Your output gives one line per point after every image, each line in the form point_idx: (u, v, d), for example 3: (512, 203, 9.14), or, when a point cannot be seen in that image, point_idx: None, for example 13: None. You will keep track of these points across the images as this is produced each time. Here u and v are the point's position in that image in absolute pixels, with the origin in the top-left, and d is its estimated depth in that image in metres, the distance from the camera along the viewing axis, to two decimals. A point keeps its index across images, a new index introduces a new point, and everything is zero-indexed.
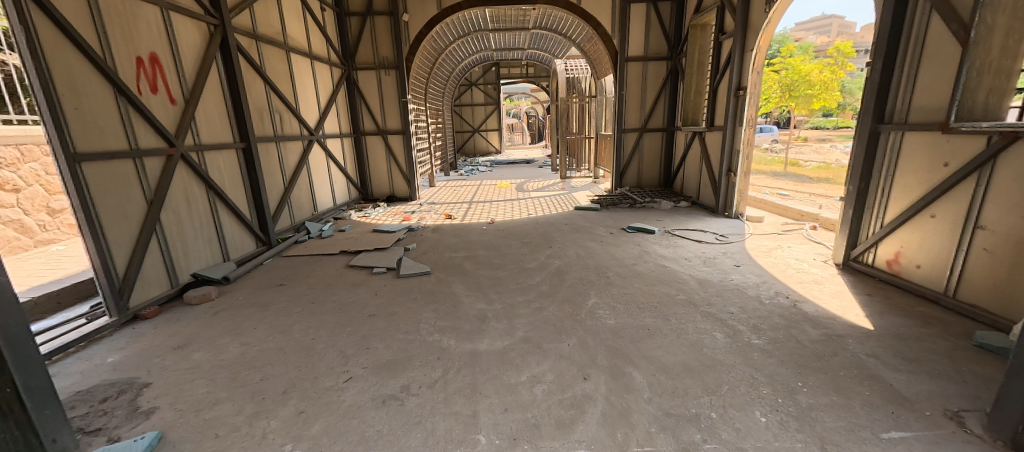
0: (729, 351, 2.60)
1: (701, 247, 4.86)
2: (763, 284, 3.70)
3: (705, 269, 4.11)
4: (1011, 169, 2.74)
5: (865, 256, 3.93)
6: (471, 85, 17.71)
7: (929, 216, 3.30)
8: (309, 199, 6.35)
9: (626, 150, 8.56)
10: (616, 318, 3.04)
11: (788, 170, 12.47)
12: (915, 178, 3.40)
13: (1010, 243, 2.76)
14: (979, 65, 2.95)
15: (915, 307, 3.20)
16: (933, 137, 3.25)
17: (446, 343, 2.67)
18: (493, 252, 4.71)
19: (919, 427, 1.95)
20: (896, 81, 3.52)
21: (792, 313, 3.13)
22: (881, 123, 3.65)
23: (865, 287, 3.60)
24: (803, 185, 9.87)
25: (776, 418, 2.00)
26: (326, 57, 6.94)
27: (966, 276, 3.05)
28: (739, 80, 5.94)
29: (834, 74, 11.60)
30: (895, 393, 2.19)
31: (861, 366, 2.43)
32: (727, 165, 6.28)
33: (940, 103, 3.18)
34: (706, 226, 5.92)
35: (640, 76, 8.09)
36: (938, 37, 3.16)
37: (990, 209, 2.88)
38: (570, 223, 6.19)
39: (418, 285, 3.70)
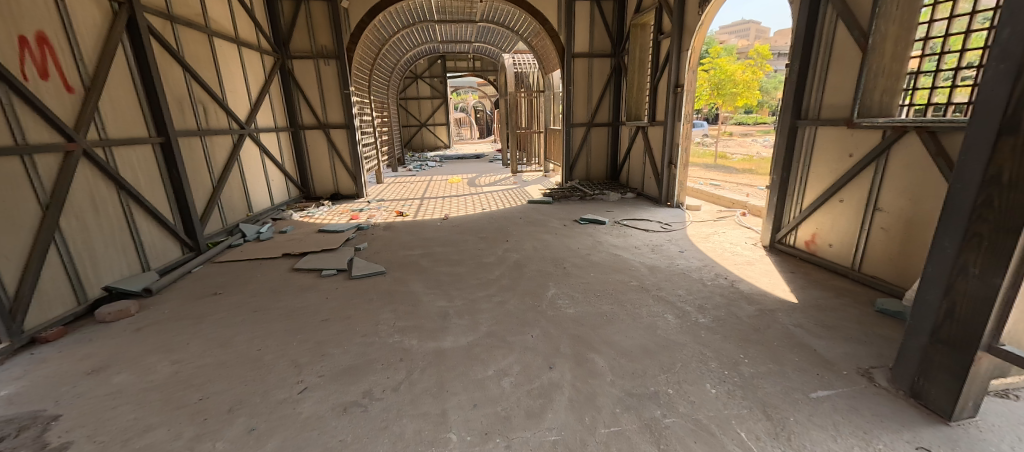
0: (680, 332, 2.78)
1: (648, 236, 5.13)
2: (705, 268, 3.99)
3: (652, 256, 4.35)
4: (901, 158, 3.18)
5: (788, 238, 4.38)
6: (416, 78, 17.26)
7: (838, 201, 3.75)
8: (242, 198, 5.82)
9: (574, 144, 8.79)
10: (575, 307, 3.13)
11: (718, 162, 13.57)
12: (826, 168, 3.85)
13: (902, 223, 3.21)
14: (876, 68, 3.38)
15: (830, 281, 3.63)
16: (840, 131, 3.69)
17: (408, 343, 2.59)
18: (449, 248, 4.64)
19: (841, 385, 2.22)
20: (810, 80, 3.93)
21: (730, 292, 3.42)
22: (799, 118, 4.08)
23: (789, 266, 4.02)
24: (731, 176, 10.78)
25: (724, 388, 2.18)
26: (255, 43, 6.36)
27: (869, 252, 3.50)
28: (676, 78, 6.32)
29: (755, 74, 12.75)
30: (819, 358, 2.47)
31: (791, 336, 2.72)
32: (668, 157, 6.68)
33: (845, 101, 3.61)
34: (651, 215, 6.26)
35: (586, 72, 8.33)
36: (844, 43, 3.57)
37: (886, 193, 3.33)
38: (525, 217, 6.25)
39: (373, 286, 3.55)
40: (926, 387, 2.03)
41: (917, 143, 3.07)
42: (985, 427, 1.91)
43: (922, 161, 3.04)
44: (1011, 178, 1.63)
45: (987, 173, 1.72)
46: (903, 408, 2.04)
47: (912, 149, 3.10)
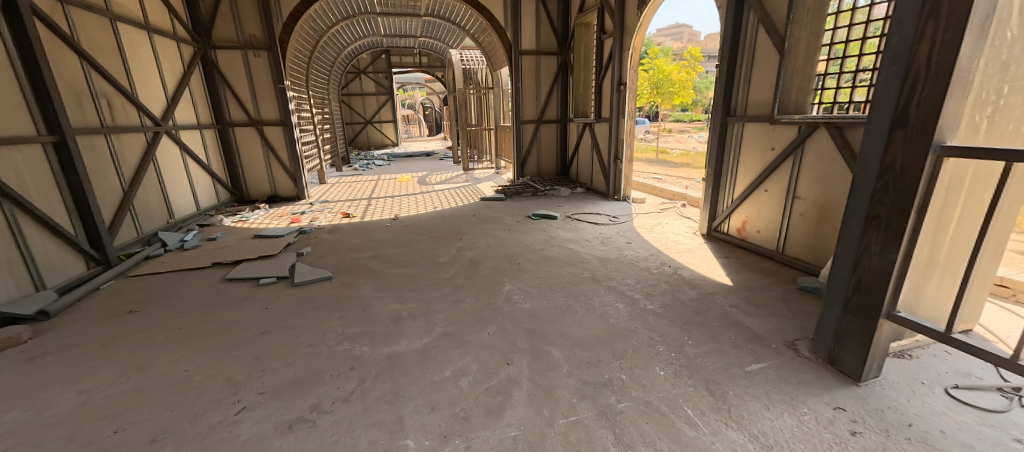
0: (631, 319, 2.90)
1: (598, 229, 5.30)
2: (651, 257, 4.20)
3: (603, 248, 4.51)
4: (815, 150, 3.54)
5: (722, 226, 4.72)
6: (359, 73, 16.50)
7: (764, 191, 4.11)
8: (161, 204, 5.23)
9: (525, 141, 8.86)
10: (531, 302, 3.16)
11: (659, 157, 14.35)
12: (753, 160, 4.19)
13: (816, 209, 3.58)
14: (791, 70, 3.73)
15: (759, 264, 3.97)
16: (763, 127, 4.03)
17: (359, 350, 2.48)
18: (400, 248, 4.49)
19: (772, 358, 2.43)
20: (737, 80, 4.26)
21: (675, 279, 3.63)
22: (729, 115, 4.40)
23: (724, 252, 4.34)
24: (672, 170, 11.44)
25: (672, 369, 2.31)
26: (170, 31, 5.73)
27: (790, 236, 3.87)
28: (619, 76, 6.57)
29: (689, 74, 13.61)
30: (753, 334, 2.69)
31: (728, 316, 2.93)
32: (614, 153, 6.94)
33: (767, 99, 3.95)
34: (601, 209, 6.48)
35: (533, 69, 8.41)
36: (764, 46, 3.90)
37: (802, 182, 3.69)
38: (478, 214, 6.21)
39: (319, 292, 3.35)
40: (840, 353, 2.28)
41: (826, 137, 3.43)
42: (887, 384, 2.19)
43: (830, 154, 3.41)
44: (902, 166, 1.87)
45: (883, 162, 1.96)
46: (823, 374, 2.28)
47: (823, 143, 3.46)
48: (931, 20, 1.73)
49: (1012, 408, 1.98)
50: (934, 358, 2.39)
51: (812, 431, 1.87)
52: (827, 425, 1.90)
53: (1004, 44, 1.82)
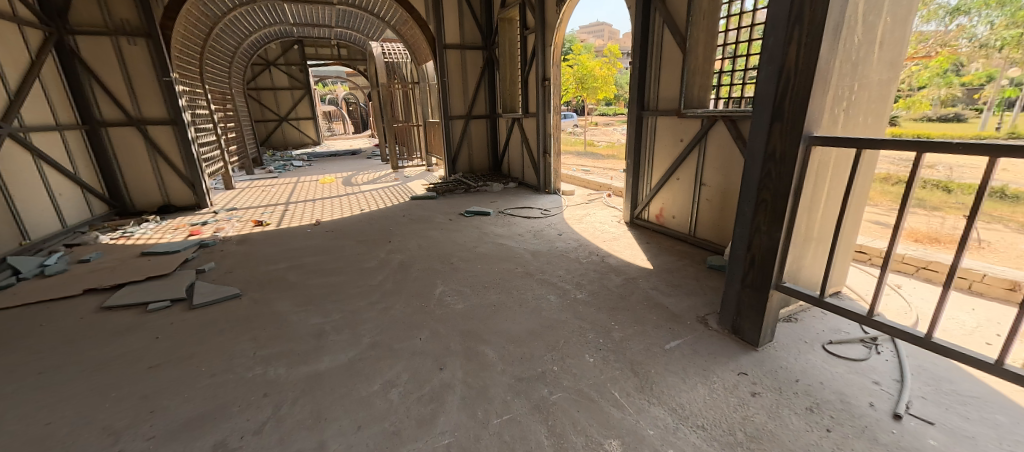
0: (562, 310, 2.98)
1: (530, 223, 5.39)
2: (580, 247, 4.36)
3: (535, 241, 4.60)
4: (716, 141, 3.91)
5: (643, 214, 5.05)
6: (268, 65, 15.03)
7: (676, 179, 4.46)
8: (8, 223, 4.30)
9: (455, 137, 8.71)
10: (464, 302, 3.12)
11: (588, 149, 14.99)
12: (666, 151, 4.53)
13: (719, 194, 3.97)
14: (693, 67, 4.06)
15: (675, 247, 4.31)
16: (673, 120, 4.36)
17: (274, 373, 2.25)
18: (323, 256, 4.17)
19: (687, 334, 2.65)
20: (649, 76, 4.55)
21: (602, 267, 3.81)
22: (643, 109, 4.69)
23: (646, 238, 4.66)
24: (599, 162, 12.01)
25: (600, 355, 2.42)
26: (8, 12, 4.70)
27: (700, 220, 4.25)
28: (543, 72, 6.69)
29: (610, 70, 14.33)
30: (670, 313, 2.91)
31: (650, 298, 3.15)
32: (543, 147, 7.08)
33: (675, 95, 4.27)
34: (533, 203, 6.60)
35: (459, 64, 8.28)
36: (669, 45, 4.20)
37: (707, 170, 4.07)
38: (408, 214, 5.99)
39: (226, 312, 3.00)
40: (741, 324, 2.55)
41: (724, 129, 3.80)
42: (779, 346, 2.50)
43: (728, 144, 3.78)
44: (781, 154, 2.12)
45: (766, 151, 2.20)
46: (728, 343, 2.54)
47: (722, 135, 3.83)
48: (797, 25, 1.96)
49: (871, 356, 2.38)
50: (814, 319, 2.78)
51: (721, 397, 2.07)
52: (732, 390, 2.12)
53: (854, 47, 2.13)
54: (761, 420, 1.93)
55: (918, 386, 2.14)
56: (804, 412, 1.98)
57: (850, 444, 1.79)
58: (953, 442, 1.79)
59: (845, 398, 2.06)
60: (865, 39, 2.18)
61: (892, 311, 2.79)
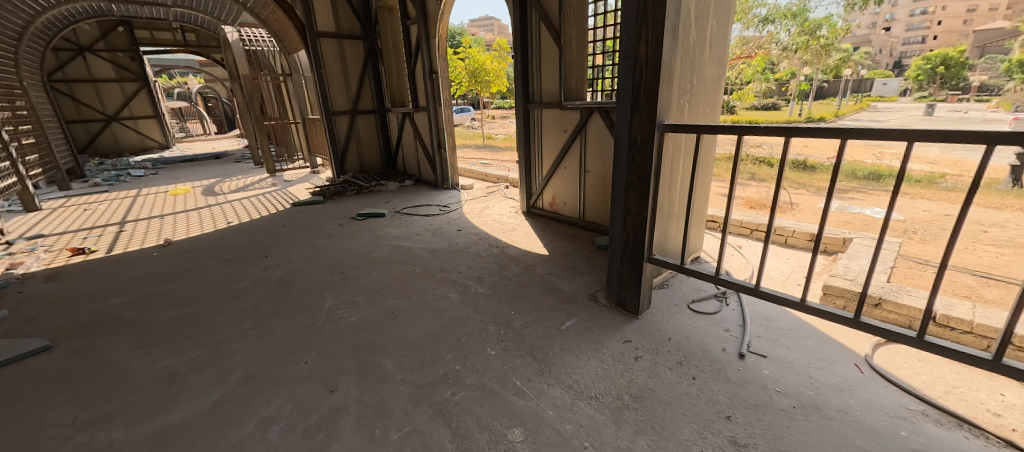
0: (464, 307, 2.95)
1: (429, 221, 5.23)
2: (480, 241, 4.37)
3: (434, 239, 4.48)
4: (594, 131, 4.23)
5: (538, 202, 5.26)
6: (81, 50, 12.01)
7: (564, 168, 4.74)
8: None
9: (340, 135, 8.00)
10: (358, 313, 2.89)
11: (486, 142, 15.15)
12: (553, 142, 4.77)
13: (601, 180, 4.32)
14: (570, 62, 4.31)
15: (568, 232, 4.58)
16: (556, 112, 4.60)
17: (106, 438, 1.81)
18: (176, 283, 3.49)
19: (579, 313, 2.84)
20: (531, 70, 4.71)
21: (501, 258, 3.88)
22: (529, 102, 4.85)
23: (542, 225, 4.87)
24: (497, 155, 12.22)
25: (502, 347, 2.45)
26: None
27: (587, 205, 4.59)
28: (430, 65, 6.48)
29: (501, 64, 14.60)
30: (565, 295, 3.09)
31: (546, 283, 3.30)
32: (437, 142, 6.91)
33: (556, 88, 4.49)
34: (431, 199, 6.43)
35: (337, 55, 7.58)
36: (547, 40, 4.40)
37: (589, 158, 4.39)
38: (290, 223, 5.34)
39: (29, 373, 2.31)
40: (623, 296, 2.82)
41: (600, 119, 4.13)
42: (655, 311, 2.83)
43: (604, 134, 4.12)
44: (642, 140, 2.36)
45: (630, 138, 2.43)
46: (614, 315, 2.79)
47: (598, 125, 4.15)
48: (644, 25, 2.19)
49: (723, 308, 2.84)
50: (681, 283, 3.22)
51: (610, 366, 2.27)
52: (619, 357, 2.35)
53: (689, 46, 2.46)
54: (643, 380, 2.17)
55: (755, 327, 2.61)
56: (676, 366, 2.27)
57: (710, 387, 2.12)
58: (779, 369, 2.24)
59: (705, 348, 2.42)
60: (697, 39, 2.52)
61: (736, 268, 3.37)
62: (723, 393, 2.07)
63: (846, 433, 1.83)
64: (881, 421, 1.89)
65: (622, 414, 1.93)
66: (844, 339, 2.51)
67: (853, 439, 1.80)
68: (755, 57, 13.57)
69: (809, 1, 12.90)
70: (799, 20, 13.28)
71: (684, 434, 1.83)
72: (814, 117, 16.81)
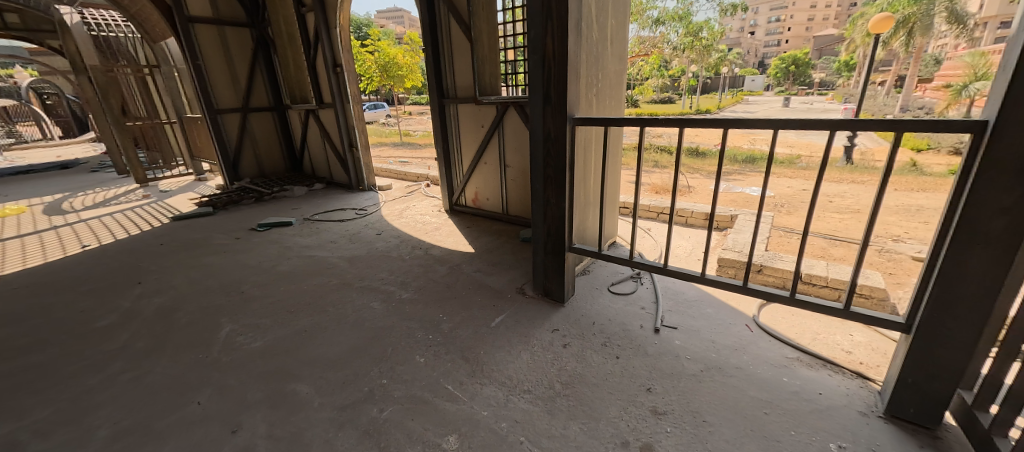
0: (387, 315, 2.78)
1: (343, 226, 4.84)
2: (402, 244, 4.16)
3: (351, 246, 4.16)
4: (510, 126, 4.26)
5: (461, 200, 5.18)
6: None
7: (484, 164, 4.71)
8: None
9: (230, 136, 7.04)
10: (264, 336, 2.57)
11: (403, 140, 14.53)
12: (471, 138, 4.71)
13: (521, 173, 4.38)
14: (482, 56, 4.26)
15: (493, 227, 4.58)
16: (472, 107, 4.54)
17: None
18: (11, 328, 2.78)
19: (508, 307, 2.85)
20: (443, 64, 4.57)
21: (426, 260, 3.73)
22: (443, 97, 4.72)
23: (466, 222, 4.80)
24: (416, 152, 11.78)
25: (431, 352, 2.36)
26: None
27: (510, 200, 4.63)
28: (332, 57, 5.95)
29: (413, 59, 14.02)
30: (494, 291, 3.08)
31: (474, 281, 3.25)
32: (348, 141, 6.44)
33: (470, 82, 4.42)
34: (346, 203, 5.97)
35: (217, 44, 6.61)
36: (457, 34, 4.31)
37: (508, 153, 4.42)
38: (171, 240, 4.56)
39: None
40: (549, 286, 2.89)
41: (515, 113, 4.17)
42: (579, 297, 2.95)
43: (521, 128, 4.17)
44: (555, 134, 2.42)
45: (544, 132, 2.47)
46: (542, 306, 2.85)
47: (515, 119, 4.19)
48: (549, 21, 2.23)
49: (638, 288, 3.06)
50: (600, 268, 3.40)
51: (540, 356, 2.32)
52: (549, 347, 2.40)
53: (592, 42, 2.57)
54: (572, 366, 2.24)
55: (666, 302, 2.87)
56: (601, 348, 2.39)
57: (632, 363, 2.26)
58: (688, 338, 2.47)
59: (625, 327, 2.58)
60: (599, 36, 2.65)
61: (647, 249, 3.65)
62: (643, 367, 2.23)
63: (744, 387, 2.09)
64: (769, 372, 2.19)
65: (554, 402, 1.98)
66: (736, 304, 2.86)
67: (748, 391, 2.06)
68: (651, 55, 14.92)
69: (692, 6, 14.45)
70: (684, 23, 14.83)
71: (612, 412, 1.93)
72: (702, 109, 19.02)
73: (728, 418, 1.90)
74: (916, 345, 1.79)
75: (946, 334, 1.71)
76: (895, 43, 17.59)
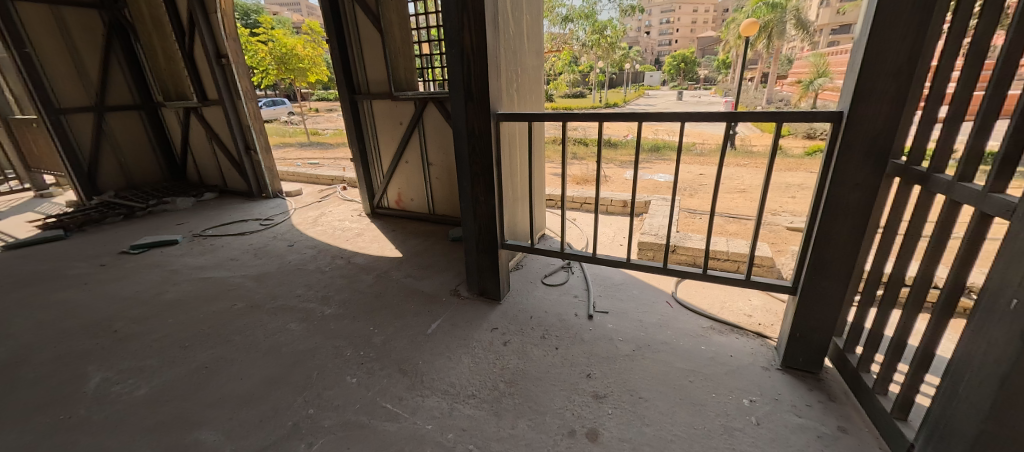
0: (308, 336, 2.51)
1: (246, 240, 4.27)
2: (319, 254, 3.79)
3: (258, 262, 3.68)
4: (431, 122, 4.10)
5: (383, 202, 4.88)
6: None
7: (406, 163, 4.49)
8: None
9: (82, 141, 5.77)
10: (152, 380, 2.16)
11: (311, 139, 13.31)
12: (390, 136, 4.44)
13: (446, 171, 4.26)
14: (394, 49, 4.03)
15: (420, 228, 4.40)
16: (388, 103, 4.28)
17: None
18: None
19: (444, 311, 2.75)
20: (351, 57, 4.22)
21: (349, 269, 3.45)
22: (355, 93, 4.37)
23: (391, 225, 4.54)
24: (327, 153, 10.86)
25: (363, 370, 2.18)
26: None
27: (436, 199, 4.47)
28: (215, 48, 5.16)
29: (315, 50, 12.84)
30: (427, 296, 2.95)
31: (404, 288, 3.08)
32: (243, 143, 5.69)
33: (384, 77, 4.16)
34: (247, 213, 5.28)
35: (53, 28, 5.33)
36: (365, 25, 4.01)
37: (430, 150, 4.26)
38: (4, 275, 3.61)
39: None
40: (485, 285, 2.85)
41: (435, 109, 4.03)
42: (515, 293, 2.96)
43: (442, 124, 4.03)
44: (479, 130, 2.37)
45: (467, 129, 2.40)
46: (479, 305, 2.81)
47: (435, 116, 4.04)
48: (465, 13, 2.16)
49: (570, 278, 3.17)
50: (532, 262, 3.45)
51: (482, 358, 2.27)
52: (490, 347, 2.36)
53: (509, 37, 2.56)
54: (514, 362, 2.24)
55: (596, 289, 3.01)
56: (540, 341, 2.42)
57: (571, 352, 2.33)
58: (619, 321, 2.61)
59: (561, 317, 2.65)
60: (516, 31, 2.64)
61: (574, 239, 3.79)
62: (581, 354, 2.30)
63: (671, 359, 2.27)
64: (690, 342, 2.41)
65: (501, 403, 1.95)
66: (657, 283, 3.11)
67: (675, 363, 2.24)
68: (562, 51, 15.56)
69: (596, 6, 15.35)
70: (590, 21, 15.70)
71: (557, 403, 1.96)
72: (611, 103, 20.42)
73: (660, 391, 2.04)
74: (801, 304, 2.09)
75: (822, 292, 2.03)
76: (760, 45, 20.61)
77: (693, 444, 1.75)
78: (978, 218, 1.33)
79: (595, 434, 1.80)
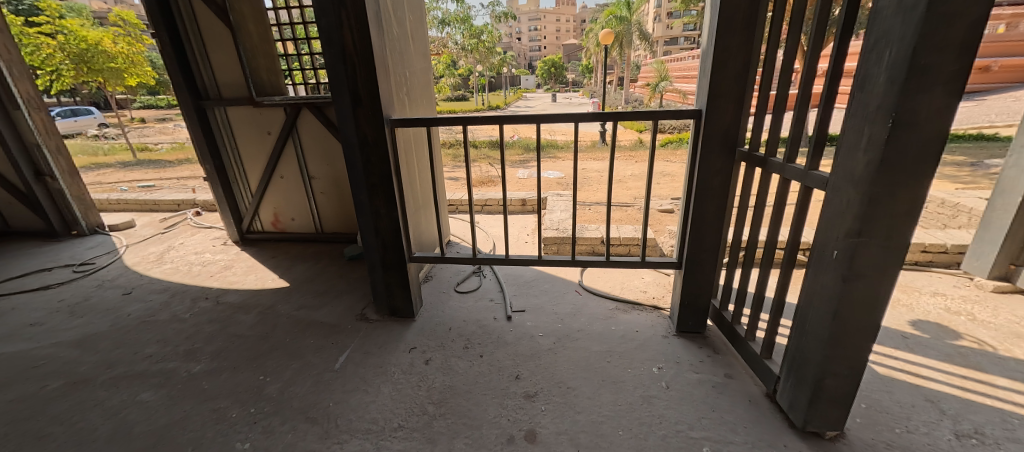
0: (174, 403, 2.00)
1: (54, 295, 3.22)
2: (173, 299, 3.05)
3: (79, 321, 2.81)
4: (308, 131, 3.65)
5: (255, 225, 4.19)
6: None
7: (280, 178, 3.92)
8: None
9: None
10: None
11: (140, 157, 10.79)
12: (256, 148, 3.82)
13: (332, 184, 3.84)
14: (251, 48, 3.46)
15: (307, 250, 3.88)
16: (249, 110, 3.66)
17: None
18: None
19: (350, 340, 2.46)
20: (191, 56, 3.47)
21: (220, 311, 2.86)
22: (201, 99, 3.62)
23: (269, 251, 3.92)
24: (165, 172, 8.90)
25: (259, 430, 1.82)
26: None
27: (323, 215, 4.00)
28: None
29: (131, 46, 10.36)
30: (327, 327, 2.60)
31: (298, 322, 2.67)
32: (31, 167, 4.28)
33: (240, 79, 3.53)
34: (49, 259, 3.99)
35: None
36: (208, 18, 3.36)
37: (310, 162, 3.79)
38: None
39: None
40: (395, 303, 2.64)
41: (311, 116, 3.59)
42: (428, 306, 2.80)
43: (321, 132, 3.62)
44: (373, 138, 2.17)
45: (359, 137, 2.17)
46: (391, 327, 2.58)
47: (311, 123, 3.60)
48: (344, 10, 1.94)
49: (482, 282, 3.14)
50: (441, 271, 3.33)
51: (403, 383, 2.09)
52: (410, 369, 2.19)
53: (394, 37, 2.40)
54: (440, 380, 2.12)
55: (509, 289, 3.03)
56: (463, 352, 2.34)
57: (496, 357, 2.30)
58: (536, 317, 2.68)
59: (480, 323, 2.60)
60: (400, 32, 2.48)
61: (481, 243, 3.77)
62: (506, 357, 2.29)
63: (588, 345, 2.40)
64: (601, 326, 2.59)
65: (432, 428, 1.83)
66: (564, 275, 3.28)
67: (592, 347, 2.38)
68: (442, 55, 15.46)
69: (470, 11, 15.60)
70: (466, 26, 15.85)
71: (491, 413, 1.91)
72: (493, 106, 21.10)
73: (584, 377, 2.14)
74: (686, 275, 2.40)
75: (700, 263, 2.37)
76: (615, 53, 23.48)
77: (620, 419, 1.87)
78: (804, 190, 1.69)
79: (534, 435, 1.80)
